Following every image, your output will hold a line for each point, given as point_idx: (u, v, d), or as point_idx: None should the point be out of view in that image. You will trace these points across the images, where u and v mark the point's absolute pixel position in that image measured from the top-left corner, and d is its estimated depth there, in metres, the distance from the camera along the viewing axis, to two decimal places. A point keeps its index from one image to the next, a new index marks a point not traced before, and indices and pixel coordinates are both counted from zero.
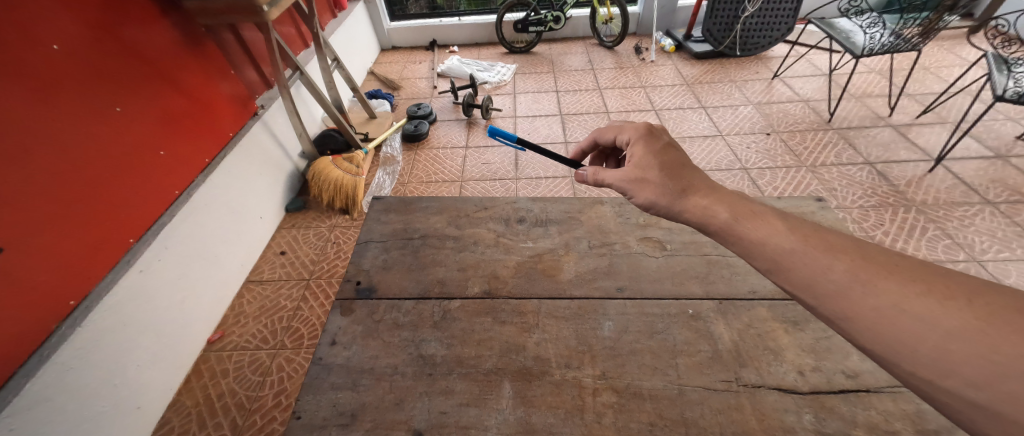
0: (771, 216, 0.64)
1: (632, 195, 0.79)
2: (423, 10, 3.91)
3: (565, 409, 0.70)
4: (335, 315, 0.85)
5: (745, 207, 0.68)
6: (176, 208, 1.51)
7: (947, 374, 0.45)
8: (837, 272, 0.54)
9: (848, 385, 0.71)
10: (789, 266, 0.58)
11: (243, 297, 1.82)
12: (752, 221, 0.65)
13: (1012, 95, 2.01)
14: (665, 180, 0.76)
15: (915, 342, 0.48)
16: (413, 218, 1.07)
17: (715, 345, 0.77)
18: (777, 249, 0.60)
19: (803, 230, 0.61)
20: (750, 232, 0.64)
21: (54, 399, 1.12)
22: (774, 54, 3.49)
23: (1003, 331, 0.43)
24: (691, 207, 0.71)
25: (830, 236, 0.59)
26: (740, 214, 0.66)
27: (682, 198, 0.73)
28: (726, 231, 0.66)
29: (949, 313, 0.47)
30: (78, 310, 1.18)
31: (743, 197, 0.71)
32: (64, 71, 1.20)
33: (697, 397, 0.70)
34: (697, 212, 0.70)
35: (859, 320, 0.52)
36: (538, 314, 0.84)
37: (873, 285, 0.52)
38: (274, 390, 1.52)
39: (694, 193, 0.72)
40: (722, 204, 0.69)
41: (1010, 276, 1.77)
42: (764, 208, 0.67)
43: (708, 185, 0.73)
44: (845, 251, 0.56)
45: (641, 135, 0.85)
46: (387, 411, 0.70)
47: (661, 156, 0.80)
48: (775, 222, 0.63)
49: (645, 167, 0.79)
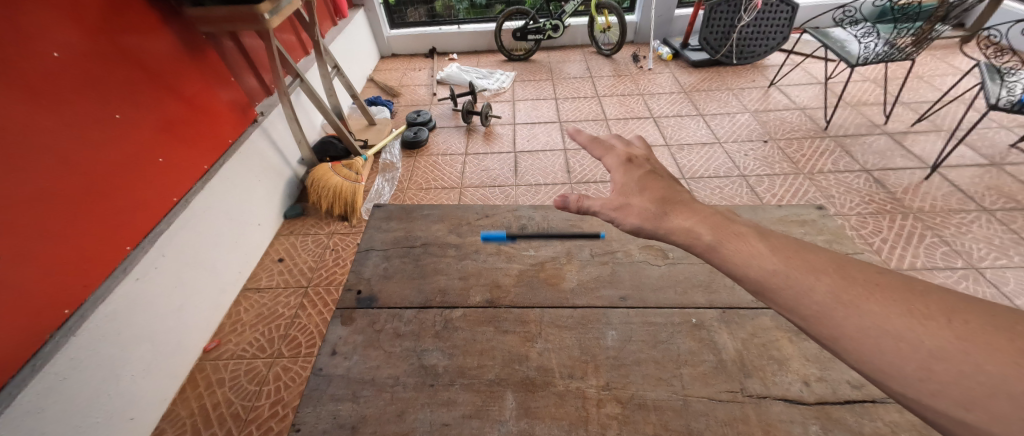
0: (752, 237, 0.63)
1: (618, 222, 0.77)
2: (422, 18, 3.94)
3: (569, 421, 0.69)
4: (335, 324, 0.84)
5: (727, 228, 0.66)
6: (173, 216, 1.50)
7: (936, 394, 0.45)
8: (819, 293, 0.54)
9: (854, 395, 0.70)
10: (774, 289, 0.57)
11: (241, 305, 1.80)
12: (735, 242, 0.63)
13: (1005, 103, 2.03)
14: (647, 203, 0.76)
15: (901, 363, 0.47)
16: (413, 225, 1.07)
17: (719, 355, 0.77)
18: (762, 272, 0.59)
19: (788, 250, 0.60)
20: (733, 253, 0.62)
21: (47, 410, 1.10)
22: (770, 62, 3.54)
23: (985, 349, 0.43)
24: (676, 229, 0.70)
25: (811, 257, 0.58)
26: (722, 236, 0.65)
27: (662, 219, 0.73)
28: (710, 253, 0.64)
29: (930, 332, 0.46)
30: (72, 319, 1.17)
31: (726, 218, 0.69)
32: (63, 78, 1.20)
33: (702, 408, 0.69)
34: (682, 234, 0.68)
35: (846, 341, 0.51)
36: (541, 323, 0.83)
37: (855, 306, 0.51)
38: (270, 400, 1.50)
39: (678, 216, 0.71)
40: (706, 225, 0.68)
41: (1008, 284, 1.77)
42: (746, 228, 0.66)
43: (689, 208, 0.73)
44: (826, 272, 0.55)
45: (622, 165, 0.86)
46: (388, 423, 0.69)
47: (643, 183, 0.81)
48: (758, 244, 0.62)
49: (629, 193, 0.79)
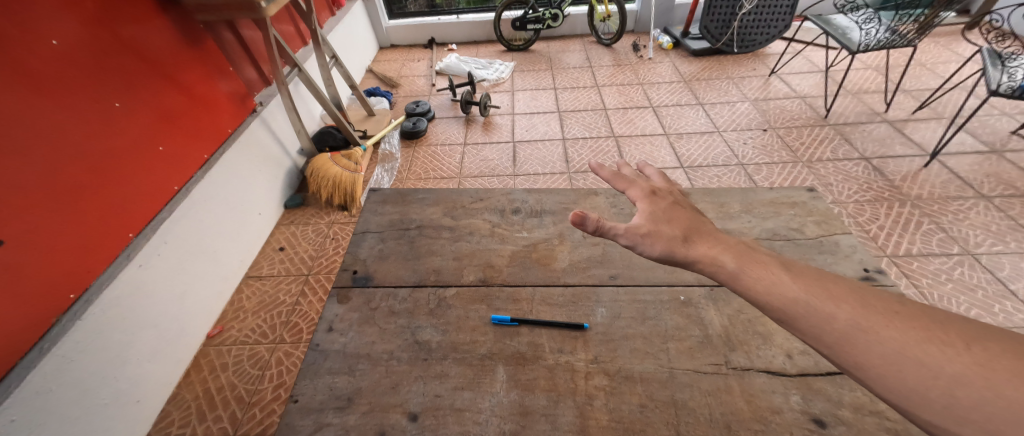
0: (773, 266, 0.62)
1: (643, 248, 0.69)
2: (421, 8, 3.92)
3: (558, 392, 0.71)
4: (332, 303, 0.86)
5: (752, 257, 0.65)
6: (175, 204, 1.52)
7: (961, 421, 0.44)
8: (840, 319, 0.53)
9: (835, 367, 0.72)
10: (795, 316, 0.56)
11: (243, 293, 1.83)
12: (757, 269, 0.62)
13: (1005, 89, 2.03)
14: (674, 230, 0.71)
15: (924, 390, 0.46)
16: (409, 209, 1.08)
17: (705, 330, 0.79)
18: (783, 299, 0.57)
19: (805, 276, 0.60)
20: (756, 281, 0.61)
21: (55, 392, 1.13)
22: (771, 51, 3.52)
23: (1003, 374, 0.43)
24: (701, 256, 0.66)
25: (832, 284, 0.58)
26: (745, 264, 0.63)
27: (687, 246, 0.69)
28: (733, 281, 0.62)
29: (949, 358, 0.47)
30: (78, 303, 1.20)
31: (749, 247, 0.68)
32: (62, 67, 1.21)
33: (686, 380, 0.71)
34: (708, 262, 0.65)
35: (870, 368, 0.50)
36: (532, 301, 0.85)
37: (877, 333, 0.51)
38: (273, 383, 1.53)
39: (700, 243, 0.68)
40: (730, 253, 0.66)
41: (1004, 269, 1.78)
42: (768, 258, 0.65)
43: (711, 236, 0.70)
44: (846, 299, 0.55)
45: (646, 193, 0.81)
46: (383, 394, 0.71)
47: (669, 213, 0.75)
48: (779, 272, 0.61)
49: (656, 220, 0.73)
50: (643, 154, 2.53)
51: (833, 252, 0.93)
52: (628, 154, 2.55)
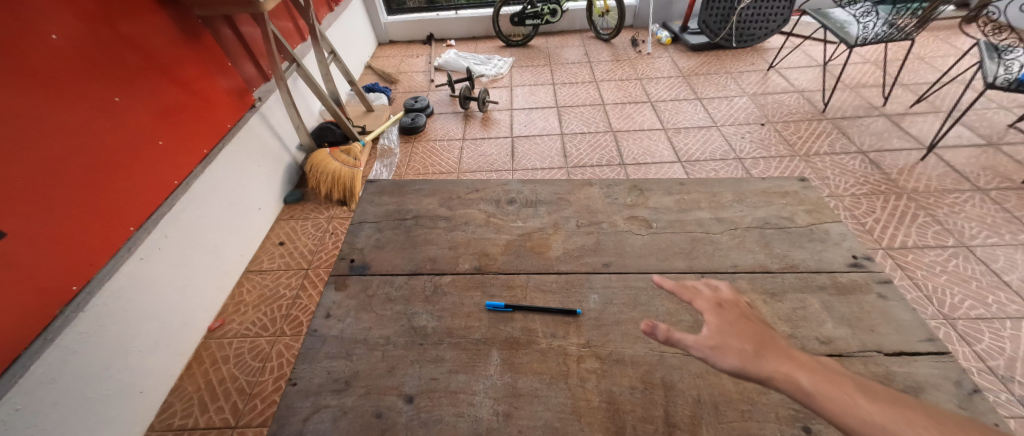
0: (847, 385, 0.56)
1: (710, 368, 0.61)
2: (420, 4, 3.92)
3: (550, 374, 0.72)
4: (329, 290, 0.88)
5: (826, 375, 0.58)
6: (175, 198, 1.54)
7: None
8: None
9: (821, 350, 0.74)
10: None
11: (243, 286, 1.85)
12: (828, 386, 0.56)
13: (1002, 82, 2.03)
14: (743, 343, 0.63)
15: None
16: (405, 199, 1.10)
17: (695, 315, 0.80)
18: (857, 421, 0.51)
19: (881, 398, 0.54)
20: (828, 401, 0.54)
21: (59, 382, 1.15)
22: (770, 45, 3.52)
23: None
24: (771, 371, 0.59)
25: (914, 411, 0.51)
26: (817, 381, 0.57)
27: (758, 360, 0.61)
28: (801, 397, 0.56)
29: None
30: (80, 295, 1.21)
31: (824, 364, 0.60)
32: (62, 61, 1.22)
33: (676, 363, 0.73)
34: (781, 379, 0.58)
35: None
36: (526, 287, 0.86)
37: None
38: (273, 375, 1.55)
39: (769, 355, 0.61)
40: (801, 368, 0.59)
41: (998, 260, 1.79)
42: (843, 376, 0.58)
43: (782, 349, 0.62)
44: (928, 427, 0.49)
45: (713, 301, 0.71)
46: (379, 377, 0.73)
47: (738, 323, 0.67)
48: (854, 394, 0.54)
49: (723, 330, 0.65)
50: (641, 148, 2.54)
51: (823, 240, 0.94)
52: (626, 148, 2.56)
